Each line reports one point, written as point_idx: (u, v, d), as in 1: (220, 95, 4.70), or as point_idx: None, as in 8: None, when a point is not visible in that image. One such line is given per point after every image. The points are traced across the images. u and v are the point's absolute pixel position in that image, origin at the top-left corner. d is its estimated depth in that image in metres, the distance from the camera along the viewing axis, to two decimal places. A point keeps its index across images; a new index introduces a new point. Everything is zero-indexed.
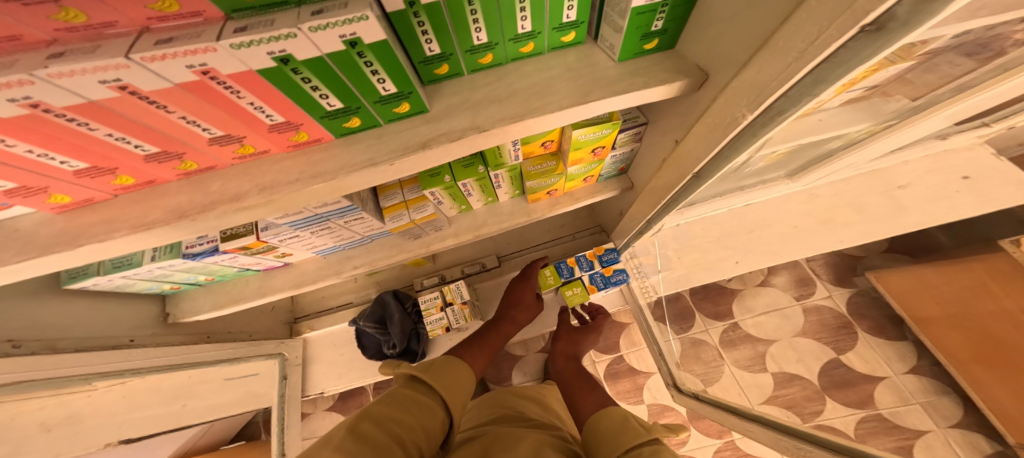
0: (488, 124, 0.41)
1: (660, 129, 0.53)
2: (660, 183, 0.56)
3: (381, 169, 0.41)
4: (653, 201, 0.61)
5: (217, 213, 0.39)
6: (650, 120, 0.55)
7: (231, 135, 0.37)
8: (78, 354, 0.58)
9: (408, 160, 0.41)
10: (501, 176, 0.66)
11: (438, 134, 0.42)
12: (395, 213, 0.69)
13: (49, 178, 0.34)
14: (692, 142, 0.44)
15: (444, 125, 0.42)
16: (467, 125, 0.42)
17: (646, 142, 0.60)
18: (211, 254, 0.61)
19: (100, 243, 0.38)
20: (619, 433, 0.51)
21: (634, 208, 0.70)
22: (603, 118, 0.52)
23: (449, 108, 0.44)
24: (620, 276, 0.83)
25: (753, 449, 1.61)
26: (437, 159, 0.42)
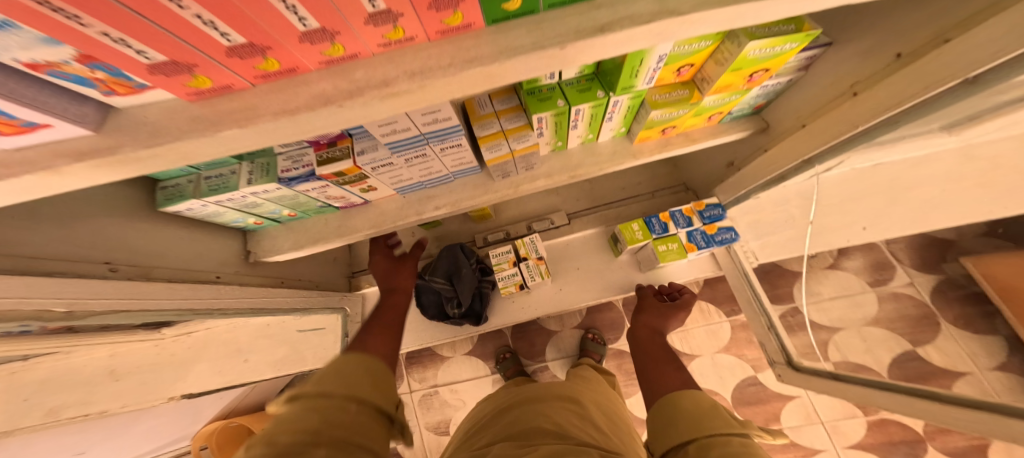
0: (686, 7, 0.33)
1: (861, 47, 0.44)
2: (836, 117, 0.48)
3: (549, 54, 0.34)
4: (807, 144, 0.53)
5: (365, 100, 0.34)
6: (837, 40, 0.48)
7: (391, 11, 0.31)
8: (172, 285, 0.55)
9: (582, 46, 0.34)
10: (620, 104, 0.58)
11: (620, 18, 0.34)
12: (492, 143, 0.62)
13: (199, 53, 0.29)
14: (933, 59, 0.35)
15: (626, 8, 0.34)
16: (656, 7, 0.34)
17: (815, 70, 0.53)
18: (306, 180, 0.57)
19: (243, 128, 0.33)
20: (705, 419, 0.47)
21: (768, 150, 0.62)
22: (789, 28, 0.43)
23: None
24: (727, 234, 0.76)
25: (802, 440, 1.54)
26: (612, 49, 0.35)
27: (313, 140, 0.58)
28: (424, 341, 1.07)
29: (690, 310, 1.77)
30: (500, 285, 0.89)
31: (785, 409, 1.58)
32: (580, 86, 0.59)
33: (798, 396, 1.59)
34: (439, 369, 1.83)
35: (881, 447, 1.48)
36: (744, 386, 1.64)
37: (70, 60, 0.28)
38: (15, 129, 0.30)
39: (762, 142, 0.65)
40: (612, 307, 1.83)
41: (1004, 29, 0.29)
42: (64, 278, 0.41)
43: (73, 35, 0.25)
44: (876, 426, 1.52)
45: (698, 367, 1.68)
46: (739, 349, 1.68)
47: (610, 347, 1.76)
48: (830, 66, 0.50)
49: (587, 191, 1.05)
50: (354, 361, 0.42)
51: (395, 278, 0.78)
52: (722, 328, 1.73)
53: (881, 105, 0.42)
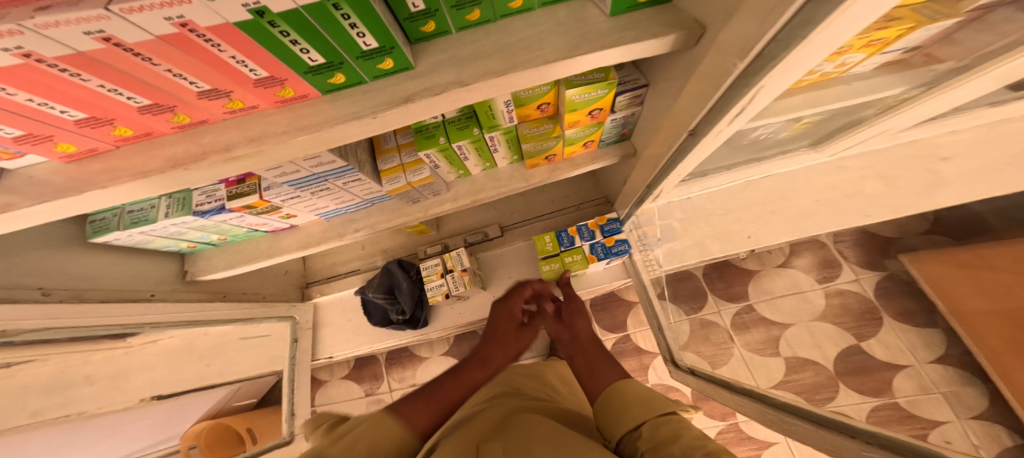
0: (472, 78, 0.40)
1: (660, 92, 0.51)
2: (655, 149, 0.57)
3: (364, 122, 0.41)
4: (649, 170, 0.63)
5: (209, 163, 0.41)
6: (650, 81, 0.53)
7: (218, 89, 0.38)
8: (103, 304, 0.63)
9: (392, 114, 0.41)
10: (496, 138, 0.64)
11: (422, 89, 0.41)
12: (392, 176, 0.70)
13: (52, 126, 0.36)
14: (684, 104, 0.44)
15: (428, 80, 0.41)
16: (450, 79, 0.40)
17: (647, 106, 0.57)
18: (219, 212, 0.65)
19: (103, 189, 0.40)
20: (648, 401, 0.51)
21: (634, 176, 0.69)
22: (598, 76, 0.49)
23: (432, 68, 0.42)
24: (621, 247, 0.83)
25: (757, 434, 1.61)
26: (420, 114, 0.41)
27: (223, 178, 0.65)
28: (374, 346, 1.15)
29: None
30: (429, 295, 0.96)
31: None
32: (460, 123, 0.65)
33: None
34: (417, 369, 1.92)
35: None
36: None
37: None
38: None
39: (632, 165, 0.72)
40: None
41: (699, 89, 0.39)
42: (2, 303, 0.48)
43: None
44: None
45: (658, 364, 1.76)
46: None
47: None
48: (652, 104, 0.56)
49: (521, 205, 1.12)
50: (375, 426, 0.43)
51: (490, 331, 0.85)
52: None
53: (670, 141, 0.50)
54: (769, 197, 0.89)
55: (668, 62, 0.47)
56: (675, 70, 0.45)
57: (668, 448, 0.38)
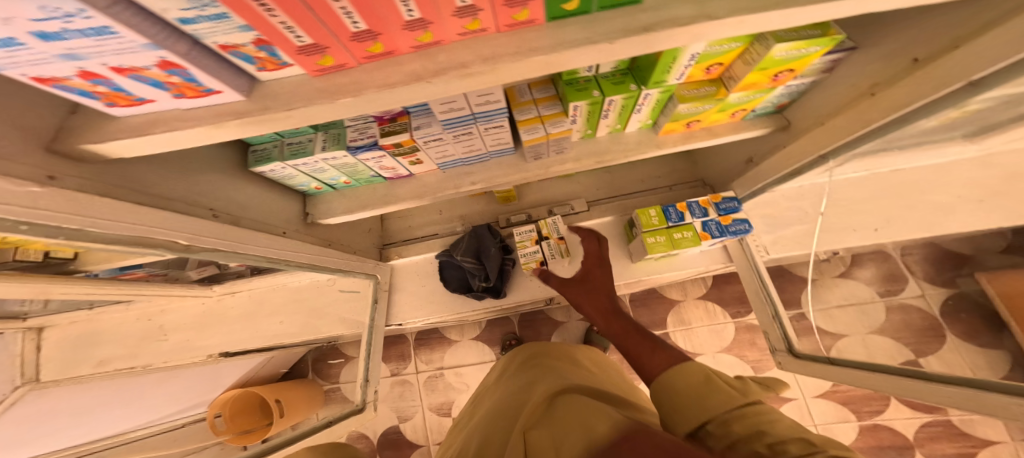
0: (721, 13, 0.38)
1: (877, 54, 0.50)
2: (855, 115, 0.53)
3: (599, 48, 0.41)
4: (825, 140, 0.60)
5: (447, 78, 0.43)
6: (860, 44, 0.53)
7: (474, 7, 0.39)
8: (254, 234, 0.64)
9: (628, 42, 0.40)
10: (651, 96, 0.63)
11: (664, 20, 0.39)
12: (530, 126, 0.70)
13: (334, 36, 0.39)
14: (947, 61, 0.40)
15: (667, 13, 0.39)
16: (693, 13, 0.38)
17: (838, 73, 0.58)
18: (369, 149, 0.68)
19: (355, 97, 0.44)
20: (705, 398, 0.44)
21: (792, 146, 0.67)
22: (817, 32, 0.47)
23: (668, 1, 0.40)
24: (740, 226, 0.81)
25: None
26: (653, 45, 0.41)
27: (377, 115, 0.68)
28: (445, 313, 1.17)
29: (696, 310, 1.83)
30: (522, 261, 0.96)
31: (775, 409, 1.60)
32: (613, 80, 0.64)
33: (796, 399, 1.49)
34: (446, 353, 1.92)
35: None
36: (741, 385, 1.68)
37: (248, 43, 0.38)
38: (127, 102, 0.38)
39: (782, 140, 0.71)
40: None
41: (1003, 41, 0.34)
42: (186, 217, 0.50)
43: (265, 24, 0.36)
44: (866, 428, 1.44)
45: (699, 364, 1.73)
46: (739, 349, 1.73)
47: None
48: (862, 63, 0.53)
49: (607, 181, 1.13)
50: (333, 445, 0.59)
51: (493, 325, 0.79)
52: (727, 329, 1.79)
53: (900, 102, 0.46)
54: None
55: (913, 16, 0.45)
56: (937, 20, 0.41)
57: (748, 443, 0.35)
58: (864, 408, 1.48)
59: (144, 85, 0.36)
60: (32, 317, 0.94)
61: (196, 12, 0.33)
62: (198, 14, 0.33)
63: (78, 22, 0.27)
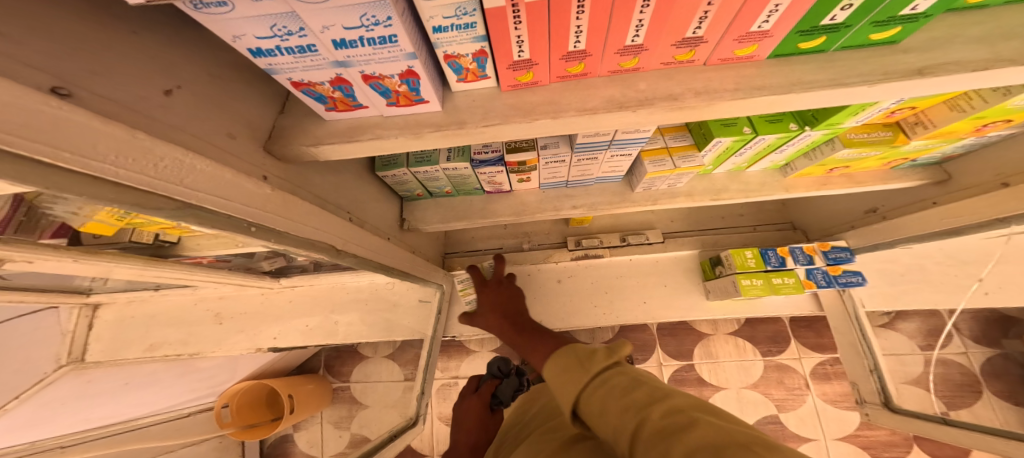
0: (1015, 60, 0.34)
1: None
2: None
3: (852, 90, 0.37)
4: (1013, 202, 0.54)
5: (655, 108, 0.42)
6: None
7: (700, 38, 0.38)
8: (371, 241, 0.61)
9: (887, 85, 0.37)
10: (811, 138, 0.58)
11: (942, 62, 0.35)
12: (657, 158, 0.69)
13: (548, 54, 0.39)
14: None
15: (943, 55, 0.36)
16: (984, 56, 0.35)
17: None
18: (493, 164, 0.66)
19: (554, 119, 0.42)
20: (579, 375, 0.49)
21: (958, 202, 0.63)
22: None
23: (938, 42, 0.36)
24: (850, 278, 0.80)
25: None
26: (913, 88, 0.37)
27: None
28: None
29: (726, 345, 1.76)
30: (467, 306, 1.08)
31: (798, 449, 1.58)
32: (767, 117, 0.61)
33: (815, 438, 1.58)
34: None
35: None
36: (762, 423, 1.62)
37: (468, 54, 0.38)
38: (346, 107, 0.37)
39: (932, 193, 0.69)
40: (644, 328, 1.83)
41: None
42: (336, 221, 0.47)
43: (502, 37, 0.36)
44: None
45: (720, 398, 1.68)
46: (767, 387, 1.67)
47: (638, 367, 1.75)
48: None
49: (683, 214, 1.11)
50: None
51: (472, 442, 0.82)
52: (754, 366, 1.71)
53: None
54: None
55: None
56: None
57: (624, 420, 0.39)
58: (882, 452, 1.55)
59: (374, 94, 0.35)
60: (94, 292, 0.89)
61: (453, 21, 0.34)
62: (453, 23, 0.34)
63: (374, 31, 0.27)
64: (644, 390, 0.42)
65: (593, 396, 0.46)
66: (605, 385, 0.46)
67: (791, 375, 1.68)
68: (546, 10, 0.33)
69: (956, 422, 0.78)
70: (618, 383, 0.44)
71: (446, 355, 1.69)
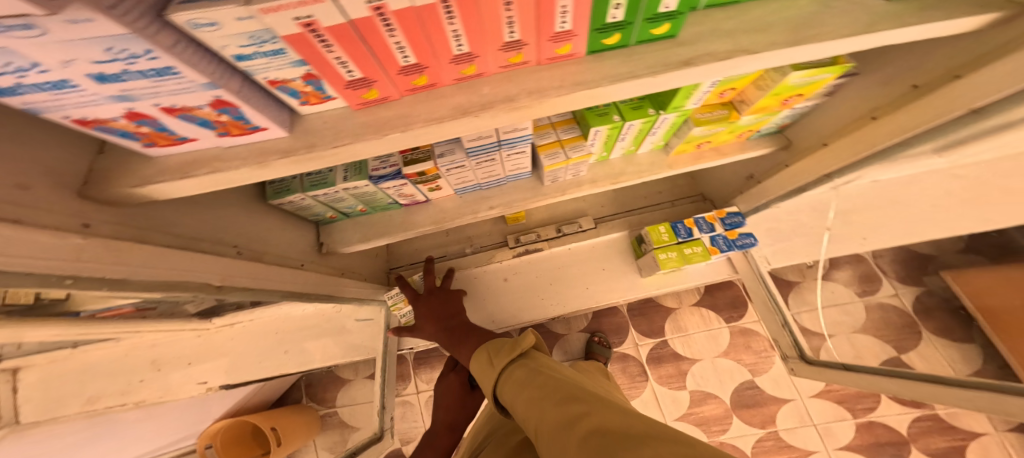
0: (757, 47, 0.41)
1: (883, 78, 0.55)
2: (863, 136, 0.58)
3: (642, 81, 0.43)
4: (835, 159, 0.65)
5: (493, 112, 0.44)
6: (864, 70, 0.58)
7: (520, 41, 0.42)
8: (274, 269, 0.61)
9: (667, 76, 0.43)
10: (668, 120, 0.66)
11: (701, 54, 0.42)
12: (551, 151, 0.74)
13: (382, 70, 0.38)
14: (950, 90, 0.45)
15: (702, 47, 0.43)
16: (729, 47, 0.42)
17: (841, 96, 0.63)
18: (392, 178, 0.66)
19: (404, 133, 0.41)
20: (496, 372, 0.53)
21: (796, 165, 0.73)
22: (828, 60, 0.51)
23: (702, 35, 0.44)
24: (745, 240, 0.87)
25: (797, 442, 1.62)
26: (689, 77, 0.44)
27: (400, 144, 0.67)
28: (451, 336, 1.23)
29: (692, 317, 1.85)
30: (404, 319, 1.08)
31: (781, 412, 1.67)
32: (630, 105, 0.67)
33: (793, 399, 1.68)
34: None
35: (870, 448, 1.58)
36: (741, 389, 1.71)
37: (297, 79, 0.35)
38: (169, 141, 0.36)
39: (782, 157, 0.78)
40: (615, 312, 1.90)
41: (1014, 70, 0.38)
42: (213, 257, 0.47)
43: (319, 60, 0.34)
44: (862, 426, 1.62)
45: (699, 370, 1.75)
46: (737, 354, 1.77)
47: (615, 351, 1.81)
48: (871, 85, 0.58)
49: (612, 198, 1.16)
50: None
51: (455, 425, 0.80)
52: (721, 334, 1.81)
53: (903, 127, 0.52)
54: None
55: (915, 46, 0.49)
56: (932, 52, 0.48)
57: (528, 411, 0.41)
58: (856, 405, 1.64)
59: (189, 124, 0.33)
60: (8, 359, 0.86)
61: (254, 50, 0.30)
62: (256, 52, 0.31)
63: (139, 63, 0.24)
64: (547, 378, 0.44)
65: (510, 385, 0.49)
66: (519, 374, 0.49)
67: (755, 338, 1.79)
68: (352, 30, 0.31)
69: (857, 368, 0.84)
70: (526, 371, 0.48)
71: (428, 366, 1.69)
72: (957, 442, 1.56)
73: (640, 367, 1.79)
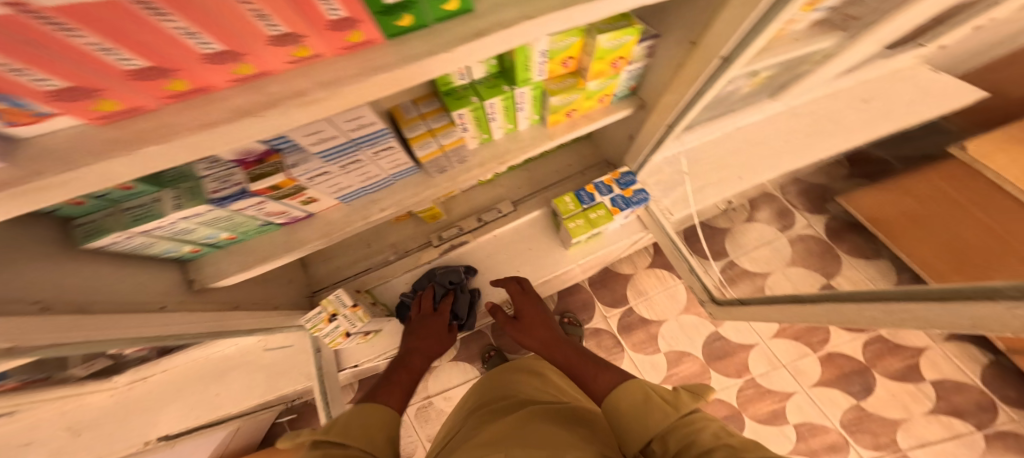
0: (536, 13, 0.45)
1: (672, 38, 0.62)
2: (676, 87, 0.65)
3: (441, 58, 0.43)
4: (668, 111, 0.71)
5: (283, 108, 0.39)
6: (660, 31, 0.64)
7: (293, 34, 0.37)
8: (120, 318, 0.54)
9: (464, 51, 0.44)
10: (525, 94, 0.69)
11: (492, 25, 0.45)
12: (423, 142, 0.71)
13: (103, 77, 0.31)
14: (709, 41, 0.52)
15: (494, 18, 0.46)
16: (516, 16, 0.45)
17: (658, 56, 0.68)
18: (239, 197, 0.60)
19: (165, 144, 0.36)
20: (643, 415, 0.53)
21: (649, 122, 0.80)
22: (624, 24, 0.58)
23: (493, 8, 0.46)
24: (640, 195, 0.90)
25: (774, 385, 1.70)
26: (487, 48, 0.46)
27: (239, 159, 0.61)
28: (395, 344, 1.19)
29: (649, 278, 1.91)
30: (329, 339, 1.00)
31: (750, 358, 1.75)
32: (487, 85, 0.69)
33: (756, 343, 1.77)
34: (429, 380, 1.95)
35: (836, 379, 1.69)
36: (710, 342, 1.79)
37: None
38: None
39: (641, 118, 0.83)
40: (578, 290, 1.92)
41: (734, 18, 0.45)
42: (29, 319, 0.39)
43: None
44: (826, 361, 1.72)
45: (667, 330, 1.82)
46: (697, 309, 1.84)
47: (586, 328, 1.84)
48: (667, 48, 0.65)
49: (526, 179, 1.15)
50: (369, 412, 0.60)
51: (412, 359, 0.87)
52: (678, 290, 1.88)
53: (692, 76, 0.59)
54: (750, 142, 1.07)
55: (682, 8, 0.57)
56: (690, 13, 0.55)
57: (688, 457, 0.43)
58: (813, 339, 1.75)
59: None
60: None
61: None
62: None
63: None
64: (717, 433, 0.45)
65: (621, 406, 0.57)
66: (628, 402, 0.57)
67: None
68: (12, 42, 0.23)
69: (750, 301, 0.86)
70: (691, 423, 0.49)
71: None
72: (909, 361, 1.69)
73: (613, 337, 1.82)
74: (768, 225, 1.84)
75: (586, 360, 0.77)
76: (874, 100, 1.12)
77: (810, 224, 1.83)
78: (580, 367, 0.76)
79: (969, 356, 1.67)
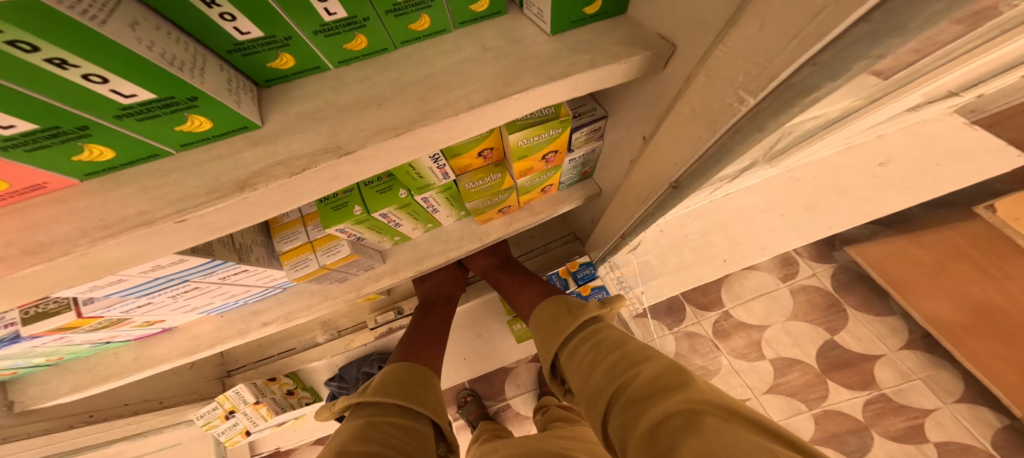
0: (354, 142, 0.29)
1: (623, 123, 0.50)
2: (635, 188, 0.51)
3: (165, 229, 0.25)
4: (626, 207, 0.57)
5: None
6: (609, 112, 0.53)
7: None
8: None
9: (224, 210, 0.26)
10: (432, 198, 0.55)
11: (279, 160, 0.28)
12: (297, 260, 0.54)
13: None
14: (658, 148, 0.41)
15: (284, 146, 0.29)
16: (323, 144, 0.29)
17: (608, 139, 0.57)
18: (15, 342, 0.44)
19: None
20: (559, 320, 0.61)
21: (607, 218, 0.68)
22: (548, 115, 0.47)
23: (290, 127, 0.30)
24: (598, 294, 0.81)
25: None
26: (273, 202, 0.28)
27: None
28: (325, 426, 1.06)
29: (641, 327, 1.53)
30: (226, 436, 0.84)
31: None
32: (381, 185, 0.54)
33: None
34: None
35: None
36: None
37: None
38: None
39: (600, 203, 0.70)
40: None
41: (687, 124, 0.33)
42: None
43: None
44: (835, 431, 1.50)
45: None
46: None
47: None
48: (613, 131, 0.54)
49: None
50: (408, 371, 0.61)
51: (439, 291, 0.88)
52: (667, 342, 1.47)
53: (647, 181, 0.47)
54: (739, 208, 0.87)
55: (626, 95, 0.46)
56: (644, 106, 0.43)
57: (597, 372, 0.48)
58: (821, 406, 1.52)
59: None
60: None
61: None
62: None
63: None
64: (624, 348, 0.48)
65: (577, 356, 0.54)
66: (596, 337, 0.54)
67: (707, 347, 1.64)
68: None
69: None
70: (595, 330, 0.55)
71: None
72: None
73: None
74: (769, 273, 1.53)
75: (514, 276, 0.82)
76: (891, 161, 0.86)
77: (814, 274, 1.50)
78: (505, 287, 0.82)
79: (983, 420, 1.26)
